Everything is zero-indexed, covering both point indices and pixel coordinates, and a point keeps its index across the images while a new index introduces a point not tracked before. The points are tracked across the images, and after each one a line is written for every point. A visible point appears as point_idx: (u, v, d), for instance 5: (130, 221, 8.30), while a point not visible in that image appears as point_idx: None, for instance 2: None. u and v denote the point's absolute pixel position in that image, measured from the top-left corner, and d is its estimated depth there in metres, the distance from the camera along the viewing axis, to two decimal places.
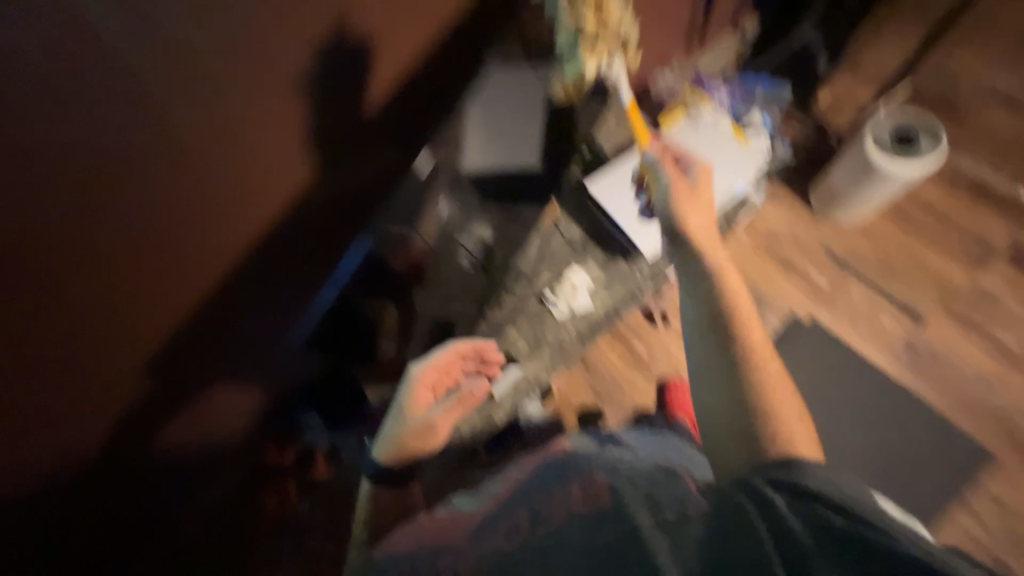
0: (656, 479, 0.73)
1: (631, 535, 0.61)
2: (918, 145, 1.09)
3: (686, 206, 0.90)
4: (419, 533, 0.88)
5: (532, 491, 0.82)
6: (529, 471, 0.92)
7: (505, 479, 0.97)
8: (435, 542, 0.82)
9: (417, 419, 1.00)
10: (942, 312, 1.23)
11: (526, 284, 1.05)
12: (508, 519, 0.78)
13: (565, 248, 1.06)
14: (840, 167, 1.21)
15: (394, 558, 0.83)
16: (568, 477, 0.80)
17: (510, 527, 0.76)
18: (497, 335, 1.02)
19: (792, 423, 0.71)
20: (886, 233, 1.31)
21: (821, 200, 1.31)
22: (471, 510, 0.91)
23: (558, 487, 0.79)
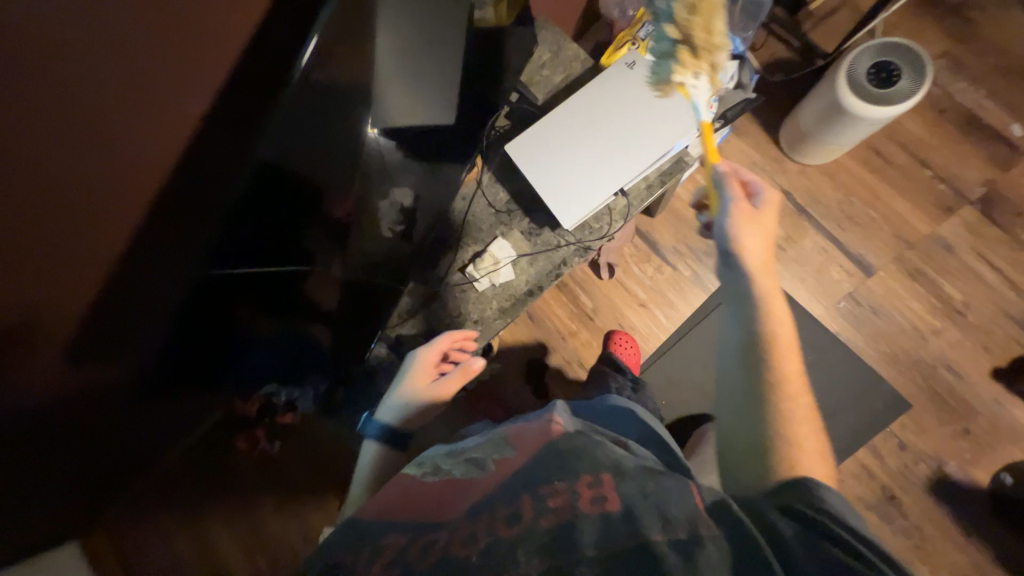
0: (636, 466, 0.54)
1: (607, 534, 0.44)
2: (898, 81, 0.93)
3: (745, 228, 0.73)
4: (394, 499, 0.64)
5: (470, 444, 0.73)
6: (524, 449, 0.63)
7: (492, 437, 0.73)
8: (433, 515, 0.56)
9: (417, 375, 0.93)
10: (894, 266, 1.18)
11: (451, 255, 1.01)
12: (509, 503, 0.51)
13: (490, 215, 0.99)
14: (811, 104, 1.07)
15: (378, 525, 0.58)
16: (571, 474, 0.52)
17: (484, 523, 0.49)
18: (423, 309, 1.01)
19: (811, 447, 0.59)
20: (854, 177, 1.21)
21: (790, 140, 1.19)
22: (467, 476, 0.62)
23: (552, 468, 0.54)
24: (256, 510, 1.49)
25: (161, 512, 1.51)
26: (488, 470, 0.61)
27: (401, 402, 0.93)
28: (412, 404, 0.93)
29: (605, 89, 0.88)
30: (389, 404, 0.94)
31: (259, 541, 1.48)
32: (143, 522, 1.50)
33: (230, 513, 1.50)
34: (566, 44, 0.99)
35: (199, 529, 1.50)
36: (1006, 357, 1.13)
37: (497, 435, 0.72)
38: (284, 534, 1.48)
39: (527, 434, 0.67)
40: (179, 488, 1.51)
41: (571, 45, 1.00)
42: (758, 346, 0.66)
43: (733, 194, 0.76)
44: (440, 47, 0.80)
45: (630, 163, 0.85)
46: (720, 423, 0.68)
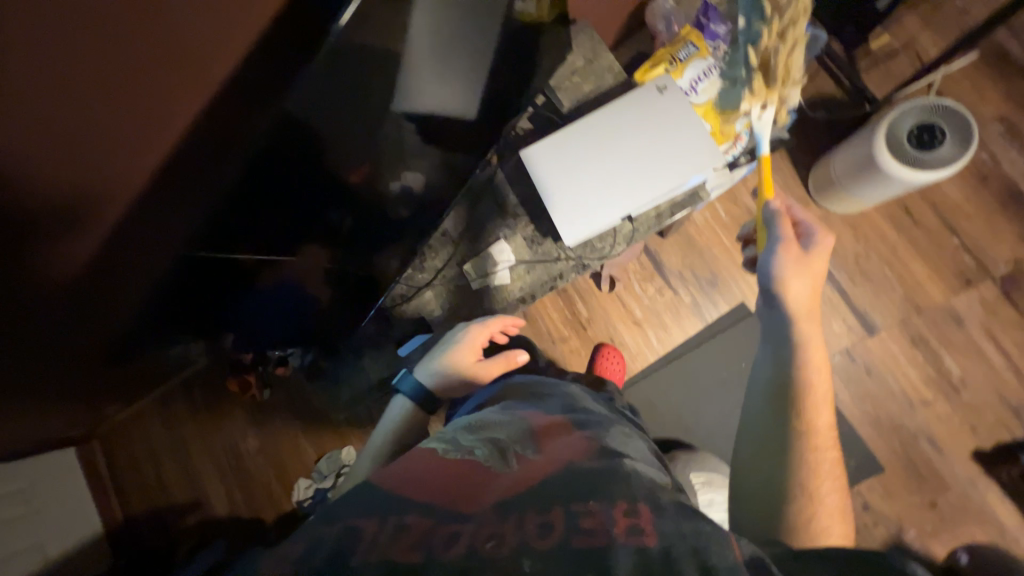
0: (672, 505, 0.51)
1: (645, 562, 0.41)
2: (939, 147, 0.89)
3: (792, 272, 0.73)
4: (412, 470, 0.59)
5: (489, 421, 0.72)
6: (550, 456, 0.60)
7: (516, 420, 0.72)
8: (455, 501, 0.51)
9: (463, 353, 0.92)
10: (898, 329, 1.15)
11: (451, 249, 1.02)
12: (539, 510, 0.48)
13: (497, 216, 0.99)
14: (845, 152, 1.03)
15: (396, 500, 0.51)
16: (606, 496, 0.50)
17: (518, 524, 0.45)
18: (415, 297, 1.02)
19: (823, 493, 0.63)
20: (876, 232, 1.17)
21: (818, 183, 1.15)
22: (491, 466, 0.59)
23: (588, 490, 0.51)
24: (239, 449, 1.58)
25: (153, 433, 1.61)
26: (514, 465, 0.59)
27: (438, 372, 0.92)
28: (450, 378, 0.91)
29: (630, 110, 0.85)
30: (425, 369, 0.92)
31: (238, 478, 1.57)
32: (136, 438, 1.61)
33: (215, 446, 1.59)
34: (602, 53, 0.96)
35: (185, 456, 1.60)
36: (991, 440, 1.11)
37: (522, 419, 0.72)
38: (261, 476, 1.56)
39: (555, 435, 0.67)
40: (171, 416, 1.60)
41: (609, 54, 0.97)
42: (790, 391, 0.68)
43: (784, 231, 0.77)
44: (476, 36, 0.78)
45: (640, 191, 0.84)
46: (735, 453, 0.72)
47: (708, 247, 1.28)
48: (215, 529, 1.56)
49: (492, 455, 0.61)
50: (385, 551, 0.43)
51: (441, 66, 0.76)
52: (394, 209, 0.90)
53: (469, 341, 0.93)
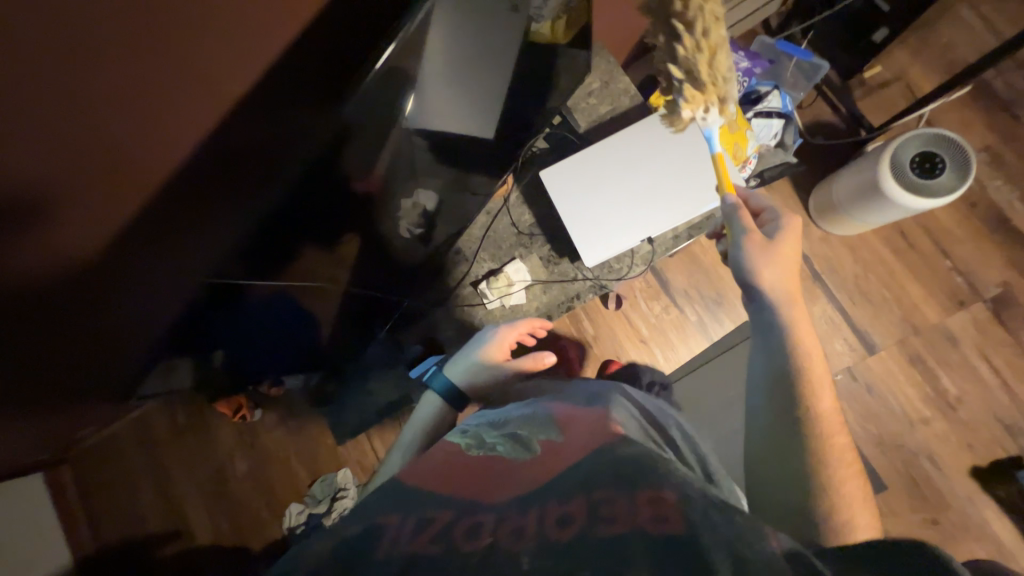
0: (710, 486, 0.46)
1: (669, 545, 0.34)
2: (940, 175, 0.93)
3: (763, 264, 0.70)
4: (439, 467, 0.60)
5: (513, 418, 0.70)
6: (574, 436, 0.59)
7: (539, 411, 0.71)
8: (474, 494, 0.51)
9: (493, 352, 0.89)
10: (896, 348, 1.18)
11: (464, 267, 1.00)
12: (564, 498, 0.44)
13: (513, 235, 0.98)
14: (848, 177, 1.06)
15: (422, 496, 0.52)
16: (641, 482, 0.43)
17: (546, 517, 0.42)
18: (425, 314, 1.02)
19: (847, 483, 0.61)
20: (874, 254, 1.20)
21: (819, 206, 1.18)
22: (513, 458, 0.58)
23: (615, 474, 0.46)
24: (225, 472, 1.50)
25: (131, 454, 1.51)
26: (536, 453, 0.57)
27: (467, 369, 0.88)
28: (480, 378, 0.87)
29: (649, 134, 0.86)
30: (455, 366, 0.89)
31: (223, 503, 1.48)
32: (111, 460, 1.50)
33: (199, 469, 1.51)
34: (618, 75, 0.97)
35: (165, 479, 1.50)
36: (986, 457, 1.14)
37: (545, 410, 0.70)
38: (249, 500, 1.48)
39: (579, 421, 0.65)
40: (151, 436, 1.50)
41: (624, 76, 0.98)
42: (792, 378, 0.65)
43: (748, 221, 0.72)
44: (499, 57, 0.75)
45: (660, 214, 0.86)
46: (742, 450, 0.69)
47: (712, 266, 1.29)
48: (196, 557, 1.46)
49: (516, 447, 0.60)
50: (405, 546, 0.41)
51: (448, 90, 0.72)
52: (404, 229, 0.88)
53: (498, 339, 0.89)
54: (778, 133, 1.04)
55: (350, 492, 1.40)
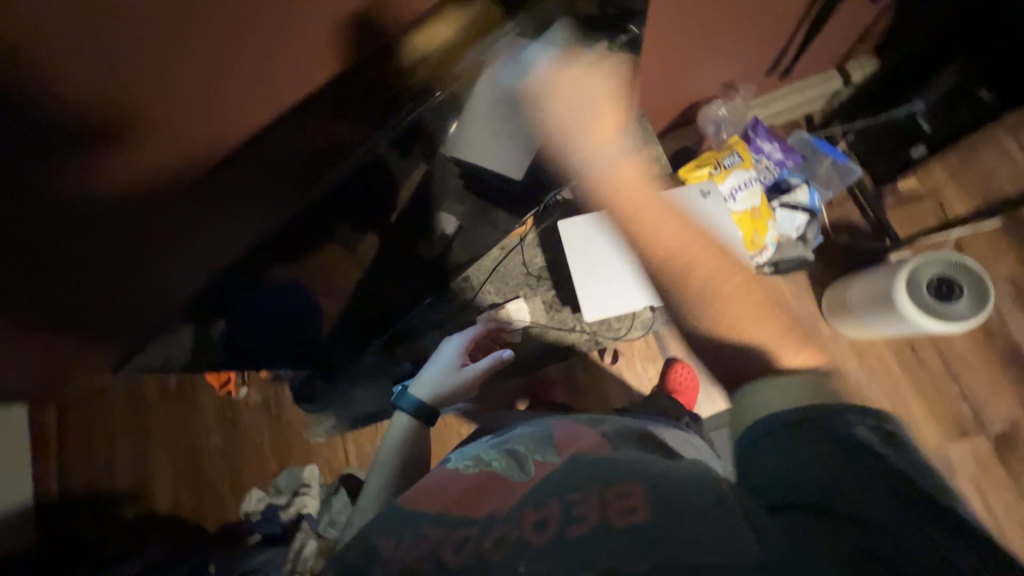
0: (694, 476, 0.51)
1: (636, 546, 0.43)
2: (957, 302, 0.92)
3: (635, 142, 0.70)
4: (431, 485, 0.64)
5: (522, 434, 0.71)
6: (565, 449, 0.61)
7: (543, 427, 0.71)
8: (463, 509, 0.57)
9: (450, 362, 0.91)
10: None
11: (470, 294, 1.04)
12: (539, 507, 0.51)
13: (521, 273, 1.04)
14: (865, 284, 1.05)
15: (423, 514, 0.58)
16: (612, 481, 0.51)
17: (536, 522, 0.50)
18: (424, 334, 1.05)
19: (759, 329, 0.52)
20: (883, 363, 1.18)
21: (832, 305, 1.17)
22: (508, 476, 0.60)
23: (590, 486, 0.51)
24: (201, 445, 1.50)
25: (116, 408, 1.53)
26: (530, 474, 0.59)
27: (426, 383, 0.87)
28: (440, 387, 0.86)
29: (670, 206, 0.88)
30: (416, 385, 0.88)
31: (191, 475, 1.49)
32: (97, 412, 1.53)
33: (176, 436, 1.52)
34: (651, 144, 1.01)
35: (142, 439, 1.52)
36: None
37: (546, 427, 0.71)
38: (216, 478, 1.48)
39: (576, 434, 0.65)
40: (138, 394, 1.53)
41: (657, 145, 1.01)
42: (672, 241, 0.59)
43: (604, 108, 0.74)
44: None
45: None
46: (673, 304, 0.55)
47: None
48: (152, 524, 1.46)
49: (511, 465, 0.62)
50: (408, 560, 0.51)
51: (497, 129, 0.73)
52: (425, 249, 0.91)
53: (449, 350, 0.92)
54: (801, 228, 1.04)
55: (312, 491, 1.39)
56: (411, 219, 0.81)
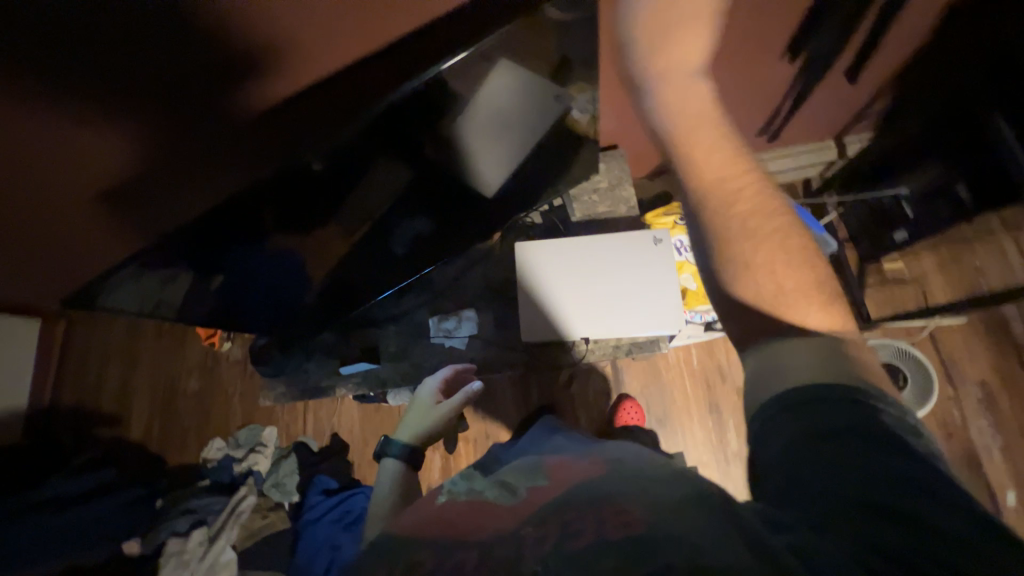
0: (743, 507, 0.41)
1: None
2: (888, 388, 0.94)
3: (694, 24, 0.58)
4: (421, 517, 0.53)
5: (508, 466, 0.61)
6: (559, 480, 0.51)
7: (533, 460, 0.60)
8: (452, 532, 0.45)
9: (428, 408, 0.99)
10: None
11: (431, 294, 1.11)
12: (539, 526, 0.42)
13: (480, 284, 1.09)
14: None
15: (411, 540, 0.46)
16: (609, 498, 0.43)
17: (536, 535, 0.40)
18: (382, 324, 1.12)
19: (798, 299, 0.45)
20: None
21: None
22: (495, 502, 0.50)
23: (587, 504, 0.43)
24: (179, 385, 1.61)
25: (113, 336, 1.66)
26: (521, 499, 0.49)
27: (409, 429, 0.97)
28: (424, 430, 0.96)
29: (623, 247, 0.92)
30: (400, 435, 0.97)
31: (165, 411, 1.60)
32: (97, 336, 1.67)
33: (159, 373, 1.63)
34: (624, 185, 1.05)
35: (129, 369, 1.64)
36: None
37: (534, 459, 0.60)
38: (185, 419, 1.58)
39: (569, 467, 0.55)
40: (135, 328, 1.66)
41: (631, 187, 1.06)
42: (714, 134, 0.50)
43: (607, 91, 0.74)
44: (523, 129, 0.84)
45: (621, 324, 0.90)
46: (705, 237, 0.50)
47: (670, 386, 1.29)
48: (122, 448, 1.57)
49: (498, 491, 0.53)
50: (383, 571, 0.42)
51: (499, 136, 0.81)
52: (395, 245, 0.96)
53: (423, 392, 1.01)
54: None
55: (265, 451, 1.46)
56: (377, 225, 0.87)
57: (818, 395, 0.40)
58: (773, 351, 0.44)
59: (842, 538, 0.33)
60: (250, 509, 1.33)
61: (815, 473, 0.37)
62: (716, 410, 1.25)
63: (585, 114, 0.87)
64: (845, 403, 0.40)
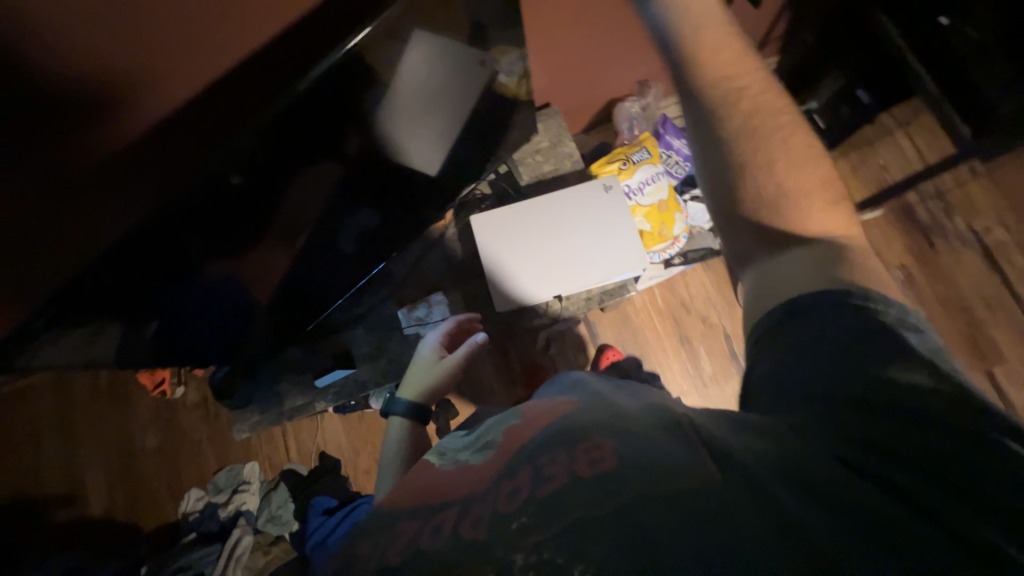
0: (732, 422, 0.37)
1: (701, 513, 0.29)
2: None
3: None
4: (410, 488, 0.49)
5: (491, 425, 0.56)
6: (534, 421, 0.45)
7: (513, 413, 0.55)
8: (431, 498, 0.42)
9: (428, 363, 0.96)
10: None
11: (394, 287, 1.08)
12: (506, 481, 0.37)
13: (442, 265, 1.07)
14: None
15: (390, 518, 0.42)
16: (577, 434, 0.37)
17: (498, 494, 0.36)
18: (350, 328, 1.08)
19: (810, 216, 0.45)
20: None
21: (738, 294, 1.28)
22: (473, 462, 0.46)
23: (556, 445, 0.37)
24: (136, 445, 1.47)
25: (43, 410, 1.48)
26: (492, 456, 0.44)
27: (416, 386, 0.94)
28: (424, 387, 0.92)
29: (574, 201, 0.93)
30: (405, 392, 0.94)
31: (127, 475, 1.46)
32: (23, 415, 1.48)
33: (107, 438, 1.48)
34: (564, 141, 1.06)
35: (72, 441, 1.47)
36: None
37: (517, 409, 0.54)
38: (153, 478, 1.46)
39: (546, 408, 0.48)
40: (67, 395, 1.49)
41: (570, 142, 1.07)
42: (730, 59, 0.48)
43: None
44: (451, 102, 0.81)
45: (585, 273, 0.91)
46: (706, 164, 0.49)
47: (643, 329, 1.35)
48: (86, 526, 1.43)
49: (485, 448, 0.48)
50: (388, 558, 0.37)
51: (427, 114, 0.78)
52: (346, 242, 0.91)
53: (426, 347, 0.98)
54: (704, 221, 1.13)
55: (252, 487, 1.38)
56: (322, 225, 0.82)
57: (801, 310, 0.41)
58: (770, 268, 0.45)
59: (819, 432, 0.33)
60: (248, 550, 1.27)
61: (803, 375, 0.37)
62: (687, 341, 1.32)
63: (512, 76, 0.86)
64: (844, 310, 0.40)
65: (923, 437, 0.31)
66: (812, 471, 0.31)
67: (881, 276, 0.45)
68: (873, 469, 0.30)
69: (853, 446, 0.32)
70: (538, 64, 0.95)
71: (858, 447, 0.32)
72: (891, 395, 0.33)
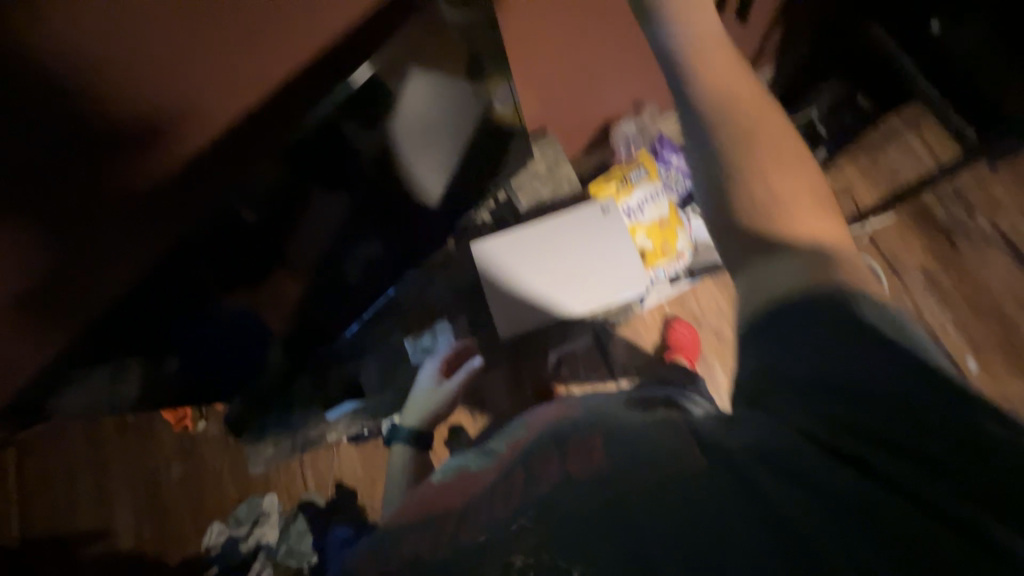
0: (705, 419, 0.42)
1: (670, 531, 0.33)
2: None
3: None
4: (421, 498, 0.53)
5: (501, 433, 0.57)
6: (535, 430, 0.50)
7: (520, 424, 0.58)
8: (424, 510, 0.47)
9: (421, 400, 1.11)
10: None
11: (402, 316, 1.09)
12: (504, 486, 0.43)
13: (448, 290, 1.09)
14: None
15: (395, 531, 0.47)
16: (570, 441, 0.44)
17: (502, 498, 0.42)
18: (359, 359, 1.09)
19: (794, 211, 0.48)
20: None
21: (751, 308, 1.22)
22: (473, 470, 0.51)
23: (554, 446, 0.44)
24: (160, 478, 1.51)
25: (75, 446, 1.54)
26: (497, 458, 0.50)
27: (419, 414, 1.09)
28: (425, 412, 1.10)
29: (575, 223, 0.94)
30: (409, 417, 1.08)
31: (152, 508, 1.49)
32: (57, 450, 1.54)
33: (138, 471, 1.52)
34: (562, 164, 1.07)
35: (101, 476, 1.52)
36: None
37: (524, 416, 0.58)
38: (176, 512, 1.48)
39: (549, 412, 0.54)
40: (98, 430, 1.54)
41: (568, 165, 1.08)
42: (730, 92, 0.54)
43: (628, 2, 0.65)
44: (454, 132, 0.84)
45: (586, 293, 0.92)
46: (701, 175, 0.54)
47: None
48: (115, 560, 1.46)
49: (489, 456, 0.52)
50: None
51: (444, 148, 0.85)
52: (353, 275, 0.94)
53: (422, 374, 1.12)
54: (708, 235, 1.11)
55: (271, 519, 1.39)
56: (326, 261, 0.85)
57: (803, 299, 0.41)
58: (755, 261, 0.46)
59: (799, 409, 0.36)
60: None
61: (799, 358, 0.38)
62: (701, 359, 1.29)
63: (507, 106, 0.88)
64: (819, 307, 0.40)
65: (920, 434, 0.32)
66: (770, 455, 0.34)
67: (862, 267, 0.46)
68: (852, 453, 0.33)
69: (838, 426, 0.34)
70: (534, 90, 0.96)
71: (832, 426, 0.34)
72: (898, 387, 0.34)
